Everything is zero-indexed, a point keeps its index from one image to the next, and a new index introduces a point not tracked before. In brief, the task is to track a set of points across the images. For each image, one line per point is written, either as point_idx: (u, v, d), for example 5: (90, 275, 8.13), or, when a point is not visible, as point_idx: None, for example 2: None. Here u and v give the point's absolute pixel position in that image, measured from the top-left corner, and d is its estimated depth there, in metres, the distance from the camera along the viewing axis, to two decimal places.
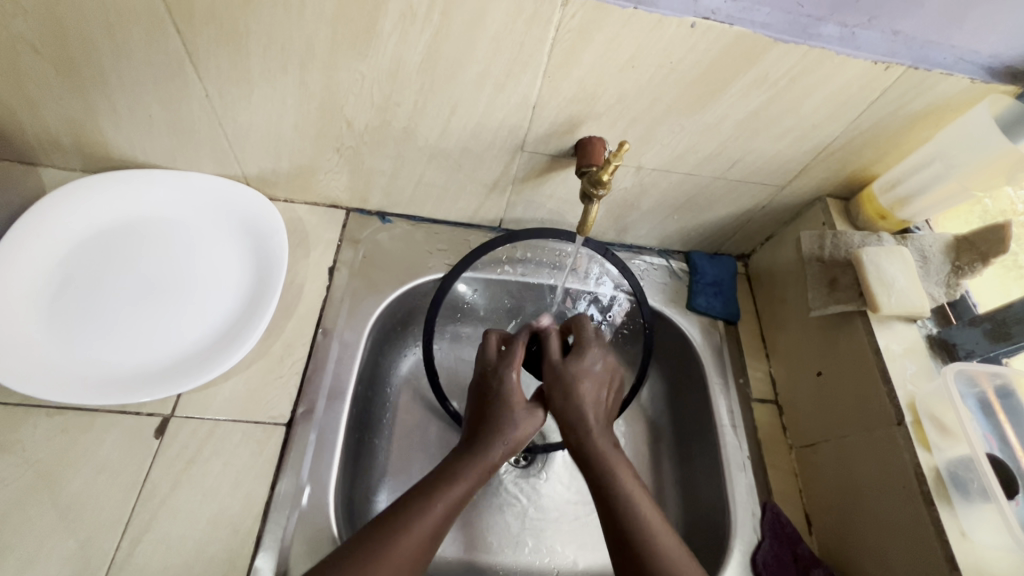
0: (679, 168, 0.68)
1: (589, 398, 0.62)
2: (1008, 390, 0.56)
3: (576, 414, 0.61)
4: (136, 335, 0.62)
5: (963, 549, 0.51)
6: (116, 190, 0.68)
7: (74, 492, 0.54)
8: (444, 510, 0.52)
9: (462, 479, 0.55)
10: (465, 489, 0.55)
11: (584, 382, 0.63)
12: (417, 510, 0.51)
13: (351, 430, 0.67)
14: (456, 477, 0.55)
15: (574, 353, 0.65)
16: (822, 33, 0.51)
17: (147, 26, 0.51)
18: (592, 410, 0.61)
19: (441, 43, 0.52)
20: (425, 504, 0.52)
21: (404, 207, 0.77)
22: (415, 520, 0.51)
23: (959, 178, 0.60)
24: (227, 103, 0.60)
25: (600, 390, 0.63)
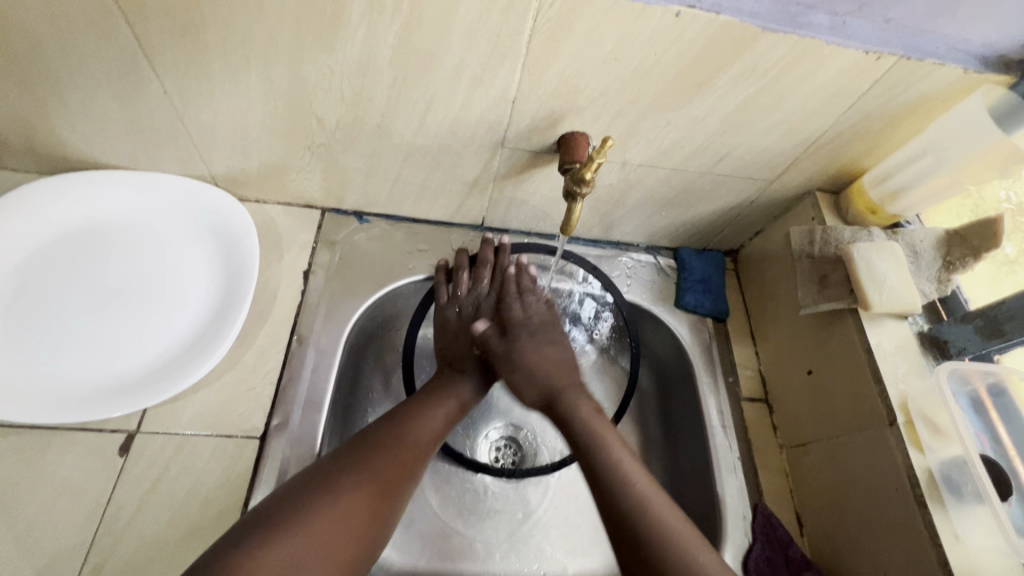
0: (666, 163, 0.66)
1: (547, 369, 0.64)
2: (1000, 388, 0.55)
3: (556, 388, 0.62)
4: (99, 347, 0.59)
5: (957, 553, 0.50)
6: (72, 192, 0.64)
7: (32, 516, 0.51)
8: (442, 419, 0.58)
9: (453, 397, 0.61)
10: (457, 406, 0.61)
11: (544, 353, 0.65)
12: (406, 424, 0.55)
13: (331, 439, 0.65)
14: (449, 397, 0.61)
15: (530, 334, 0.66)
16: (813, 22, 0.49)
17: (95, 19, 0.47)
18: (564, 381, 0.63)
19: (413, 35, 0.49)
20: (420, 414, 0.57)
21: (381, 206, 0.74)
22: (412, 424, 0.55)
23: (950, 171, 0.59)
24: (188, 99, 0.56)
25: (553, 361, 0.65)
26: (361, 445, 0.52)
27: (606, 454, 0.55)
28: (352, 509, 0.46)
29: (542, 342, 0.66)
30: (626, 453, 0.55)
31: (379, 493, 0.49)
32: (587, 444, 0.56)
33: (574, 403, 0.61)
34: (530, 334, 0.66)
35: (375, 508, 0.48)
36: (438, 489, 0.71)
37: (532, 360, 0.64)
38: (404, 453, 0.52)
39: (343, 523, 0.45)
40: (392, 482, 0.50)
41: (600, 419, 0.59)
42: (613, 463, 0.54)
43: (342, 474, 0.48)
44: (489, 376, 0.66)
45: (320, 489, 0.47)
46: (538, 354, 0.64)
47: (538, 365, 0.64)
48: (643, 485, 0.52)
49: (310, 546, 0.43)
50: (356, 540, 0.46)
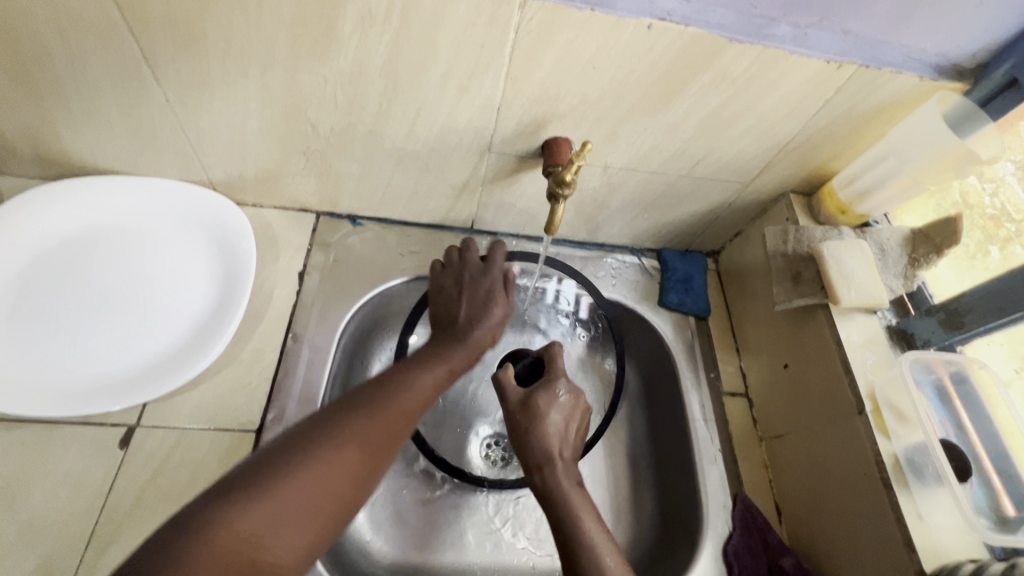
0: (645, 166, 0.69)
1: (555, 429, 0.59)
2: (961, 375, 0.59)
3: (543, 451, 0.57)
4: (99, 345, 0.61)
5: (920, 532, 0.52)
6: (75, 197, 0.66)
7: (35, 506, 0.53)
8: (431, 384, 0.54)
9: (447, 361, 0.57)
10: (450, 370, 0.57)
11: (549, 412, 0.60)
12: (395, 389, 0.51)
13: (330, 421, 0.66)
14: (442, 361, 0.57)
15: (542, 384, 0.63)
16: (776, 34, 0.52)
17: (102, 30, 0.50)
18: (562, 446, 0.58)
19: (402, 46, 0.52)
20: (410, 377, 0.54)
21: (374, 209, 0.77)
22: (402, 387, 0.52)
23: (912, 173, 0.62)
24: (188, 107, 0.59)
25: (570, 419, 0.62)
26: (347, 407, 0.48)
27: (574, 531, 0.50)
28: (334, 469, 0.44)
29: (563, 397, 0.62)
30: (595, 524, 0.51)
31: (362, 454, 0.46)
32: (561, 518, 0.52)
33: (559, 470, 0.56)
34: (545, 390, 0.62)
35: (356, 474, 0.45)
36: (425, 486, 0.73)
37: (547, 419, 0.60)
38: (387, 419, 0.49)
39: (321, 492, 0.42)
40: (378, 445, 0.47)
41: (579, 493, 0.54)
42: (582, 539, 0.50)
43: (326, 437, 0.45)
44: (485, 341, 0.61)
45: (299, 451, 0.43)
46: (558, 409, 0.61)
47: (556, 423, 0.60)
48: (612, 565, 0.47)
49: (290, 503, 0.40)
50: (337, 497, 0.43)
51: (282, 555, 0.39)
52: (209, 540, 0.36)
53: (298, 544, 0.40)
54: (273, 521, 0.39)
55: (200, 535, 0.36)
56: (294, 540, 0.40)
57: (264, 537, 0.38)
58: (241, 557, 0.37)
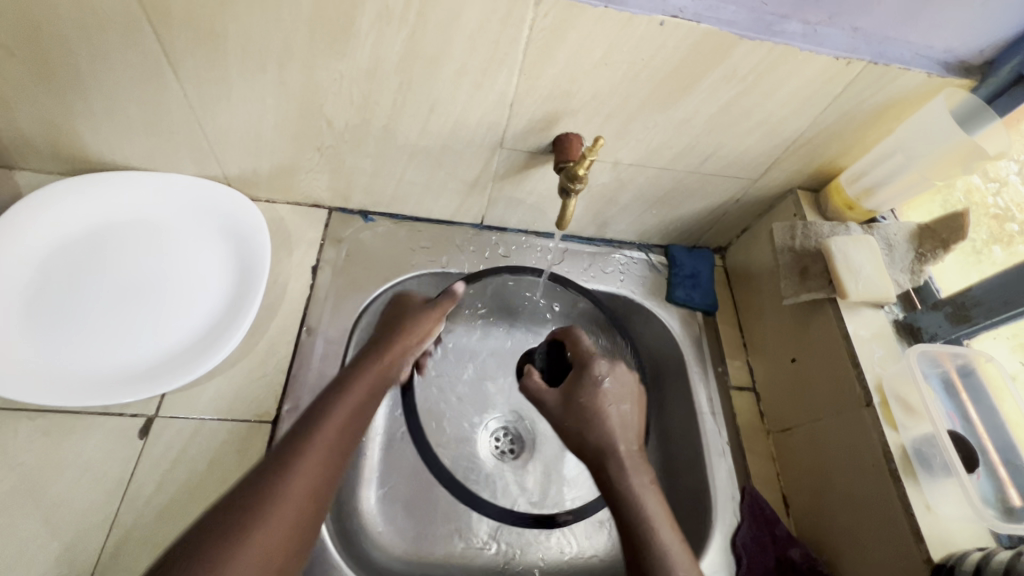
0: (655, 162, 0.70)
1: (616, 423, 0.56)
2: (968, 368, 0.60)
3: (604, 445, 0.55)
4: (118, 337, 0.62)
5: (928, 521, 0.53)
6: (93, 193, 0.67)
7: (58, 494, 0.54)
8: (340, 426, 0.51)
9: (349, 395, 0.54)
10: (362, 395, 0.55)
11: (602, 404, 0.58)
12: (301, 450, 0.47)
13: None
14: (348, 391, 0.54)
15: (587, 375, 0.60)
16: (786, 30, 0.53)
17: (124, 27, 0.51)
18: (623, 440, 0.55)
19: (418, 42, 0.53)
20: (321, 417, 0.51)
21: (386, 205, 0.78)
22: (316, 430, 0.49)
23: (919, 168, 0.63)
24: (206, 103, 0.60)
25: (625, 406, 0.58)
26: (256, 484, 0.44)
27: (652, 540, 0.49)
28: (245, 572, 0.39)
29: (612, 387, 0.59)
30: (671, 532, 0.50)
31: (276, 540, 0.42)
32: (632, 521, 0.50)
33: (625, 469, 0.53)
34: (592, 386, 0.59)
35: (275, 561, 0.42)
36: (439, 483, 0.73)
37: (603, 414, 0.57)
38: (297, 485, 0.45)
39: None
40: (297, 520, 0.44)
41: (646, 490, 0.53)
42: (659, 553, 0.48)
43: (235, 528, 0.41)
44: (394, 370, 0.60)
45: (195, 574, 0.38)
46: (613, 402, 0.58)
47: (614, 416, 0.57)
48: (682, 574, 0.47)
49: None
50: None
51: None
52: None
53: None
54: None
55: None
56: None
57: None
58: None
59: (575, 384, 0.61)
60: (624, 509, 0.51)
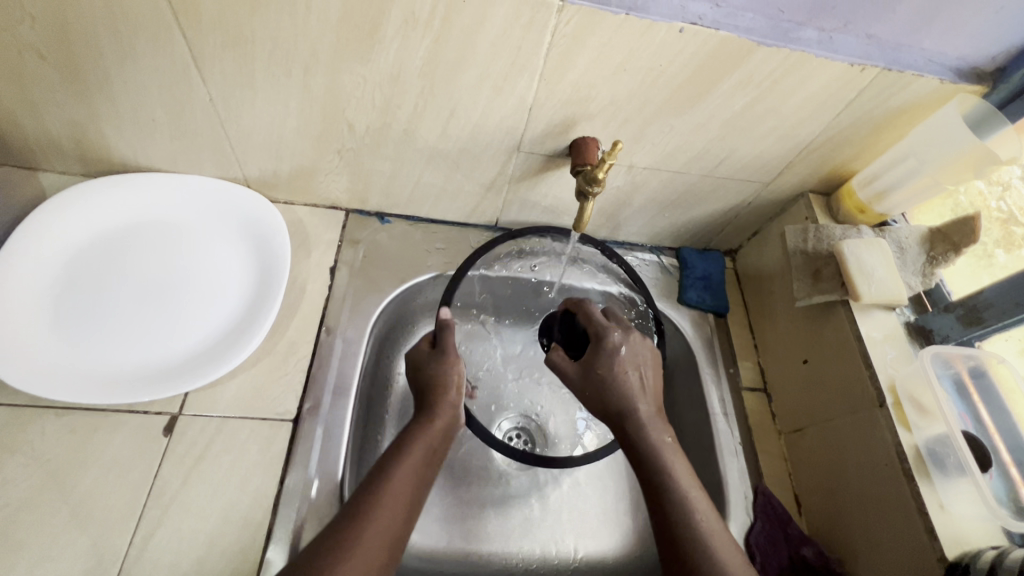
0: (669, 166, 0.71)
1: (635, 387, 0.58)
2: (980, 370, 0.60)
3: (625, 407, 0.57)
4: (141, 336, 0.63)
5: (942, 521, 0.54)
6: (116, 194, 0.68)
7: (85, 490, 0.55)
8: (396, 508, 0.50)
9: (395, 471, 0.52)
10: (424, 453, 0.55)
11: (620, 369, 0.58)
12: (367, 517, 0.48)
13: (348, 482, 0.64)
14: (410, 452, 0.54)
15: (602, 342, 0.61)
16: (802, 37, 0.54)
17: (154, 31, 0.52)
18: (642, 401, 0.57)
19: (441, 48, 0.54)
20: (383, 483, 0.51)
21: (402, 207, 0.79)
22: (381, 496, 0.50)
23: (930, 173, 0.64)
24: (230, 106, 0.61)
25: (644, 372, 0.59)
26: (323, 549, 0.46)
27: (676, 487, 0.52)
28: None
29: (627, 351, 0.60)
30: (689, 479, 0.53)
31: None
32: (655, 476, 0.53)
33: (645, 428, 0.55)
34: (609, 354, 0.59)
35: None
36: (454, 483, 0.74)
37: (619, 380, 0.58)
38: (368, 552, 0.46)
39: None
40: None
41: (669, 446, 0.55)
42: (679, 498, 0.51)
43: None
44: (442, 433, 0.58)
45: None
46: (632, 368, 0.59)
47: (632, 381, 0.58)
48: (705, 524, 0.50)
49: None
50: None
51: None
52: None
53: None
54: None
55: None
56: None
57: None
58: None
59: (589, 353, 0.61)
60: (649, 464, 0.53)
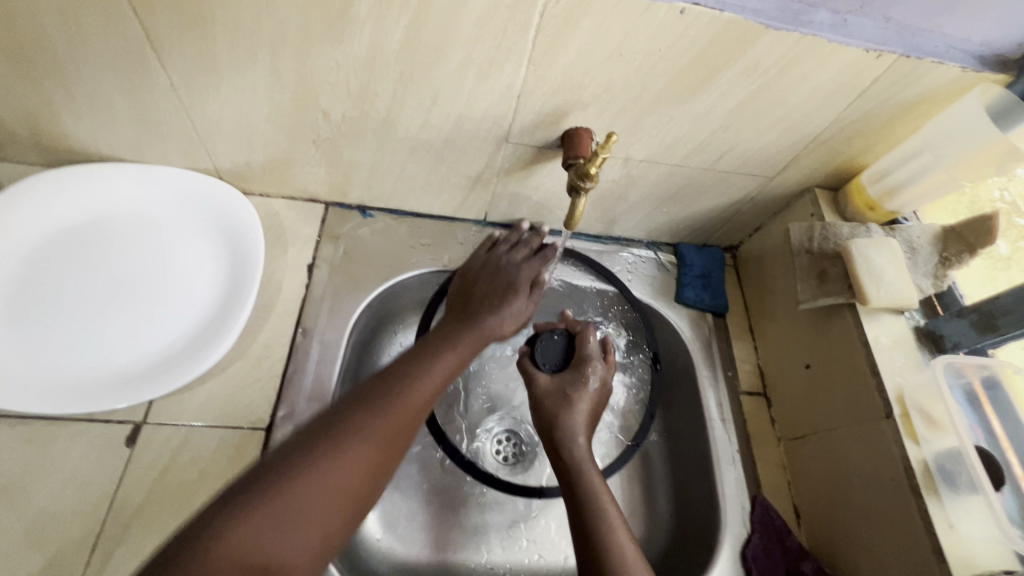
0: (667, 158, 0.66)
1: (580, 419, 0.60)
2: (994, 381, 0.57)
3: (567, 434, 0.59)
4: (105, 340, 0.59)
5: (950, 541, 0.51)
6: (79, 186, 0.64)
7: (40, 506, 0.52)
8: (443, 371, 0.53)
9: (451, 351, 0.56)
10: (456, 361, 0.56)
11: (577, 400, 0.61)
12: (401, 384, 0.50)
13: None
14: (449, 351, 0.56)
15: (574, 371, 0.64)
16: (814, 20, 0.49)
17: (103, 10, 0.47)
18: (583, 431, 0.59)
19: (420, 29, 0.49)
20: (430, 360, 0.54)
21: (385, 200, 0.74)
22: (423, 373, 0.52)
23: (947, 168, 0.60)
24: (194, 92, 0.56)
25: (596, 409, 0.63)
26: (362, 397, 0.48)
27: (593, 499, 0.52)
28: (340, 470, 0.42)
29: (587, 383, 0.63)
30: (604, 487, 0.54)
31: (372, 452, 0.44)
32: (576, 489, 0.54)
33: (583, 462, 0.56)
34: (572, 382, 0.63)
35: (369, 476, 0.44)
36: (443, 489, 0.71)
37: (575, 408, 0.61)
38: (397, 414, 0.48)
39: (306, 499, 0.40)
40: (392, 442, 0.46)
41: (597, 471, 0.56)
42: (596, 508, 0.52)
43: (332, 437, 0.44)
44: (496, 331, 0.61)
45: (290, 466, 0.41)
46: (586, 400, 0.62)
47: (583, 411, 0.61)
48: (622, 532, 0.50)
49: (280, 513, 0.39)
50: (348, 487, 0.42)
51: (286, 544, 0.38)
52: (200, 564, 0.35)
53: (303, 548, 0.39)
54: (271, 534, 0.38)
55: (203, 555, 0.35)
56: (295, 542, 0.39)
57: (267, 545, 0.37)
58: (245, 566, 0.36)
59: (566, 381, 0.64)
60: (577, 481, 0.55)
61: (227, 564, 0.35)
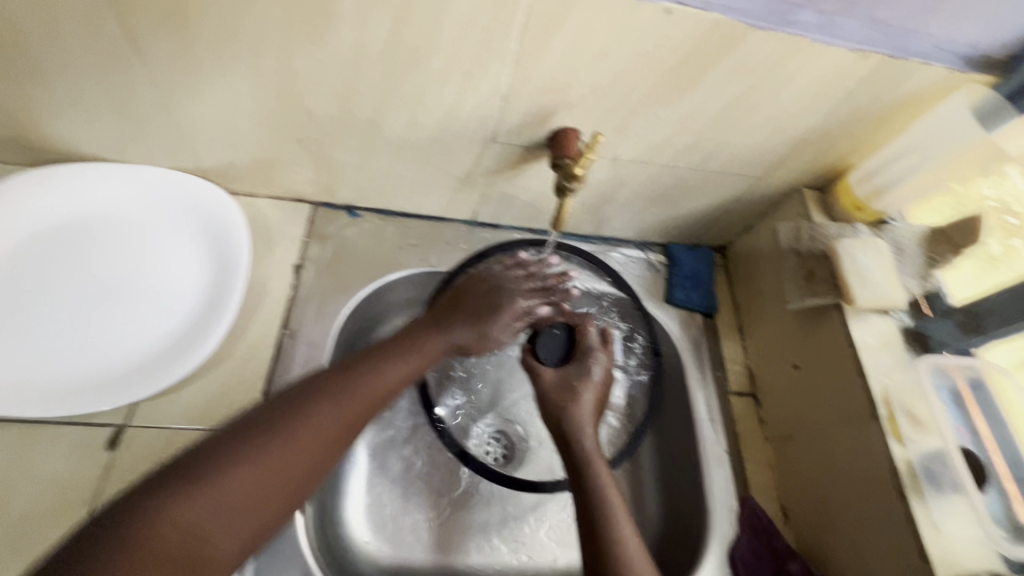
0: (655, 159, 0.66)
1: (587, 410, 0.59)
2: (978, 382, 0.59)
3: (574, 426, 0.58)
4: (87, 342, 0.58)
5: (936, 541, 0.51)
6: (60, 186, 0.63)
7: (20, 510, 0.51)
8: (404, 370, 0.53)
9: (417, 352, 0.55)
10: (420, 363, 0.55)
11: (583, 389, 0.61)
12: (358, 378, 0.50)
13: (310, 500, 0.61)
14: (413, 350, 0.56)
15: (579, 361, 0.64)
16: (800, 20, 0.49)
17: (80, 8, 0.47)
18: (591, 423, 0.58)
19: (404, 28, 0.49)
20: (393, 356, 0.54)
21: (373, 200, 0.74)
22: (383, 369, 0.52)
23: (932, 170, 0.61)
24: (176, 91, 0.56)
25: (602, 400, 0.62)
26: (318, 387, 0.48)
27: (599, 489, 0.51)
28: (285, 463, 0.42)
29: (593, 376, 0.62)
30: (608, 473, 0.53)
31: (322, 448, 0.45)
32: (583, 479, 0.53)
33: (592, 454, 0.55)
34: (579, 374, 0.62)
35: (310, 471, 0.44)
36: (431, 491, 0.71)
37: (582, 398, 0.60)
38: (351, 410, 0.47)
39: (249, 484, 0.40)
40: (339, 439, 0.46)
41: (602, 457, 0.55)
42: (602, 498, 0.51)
43: (283, 426, 0.44)
44: (467, 340, 0.60)
45: (232, 452, 0.41)
46: (591, 389, 0.61)
47: (589, 401, 0.60)
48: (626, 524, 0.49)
49: (222, 497, 0.39)
50: (293, 479, 0.42)
51: (221, 532, 0.38)
52: (139, 536, 0.35)
53: (240, 536, 0.39)
54: (209, 517, 0.38)
55: (138, 532, 0.35)
56: (235, 528, 0.39)
57: (204, 529, 0.37)
58: (179, 550, 0.36)
59: (571, 372, 0.63)
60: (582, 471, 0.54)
61: (160, 547, 0.35)
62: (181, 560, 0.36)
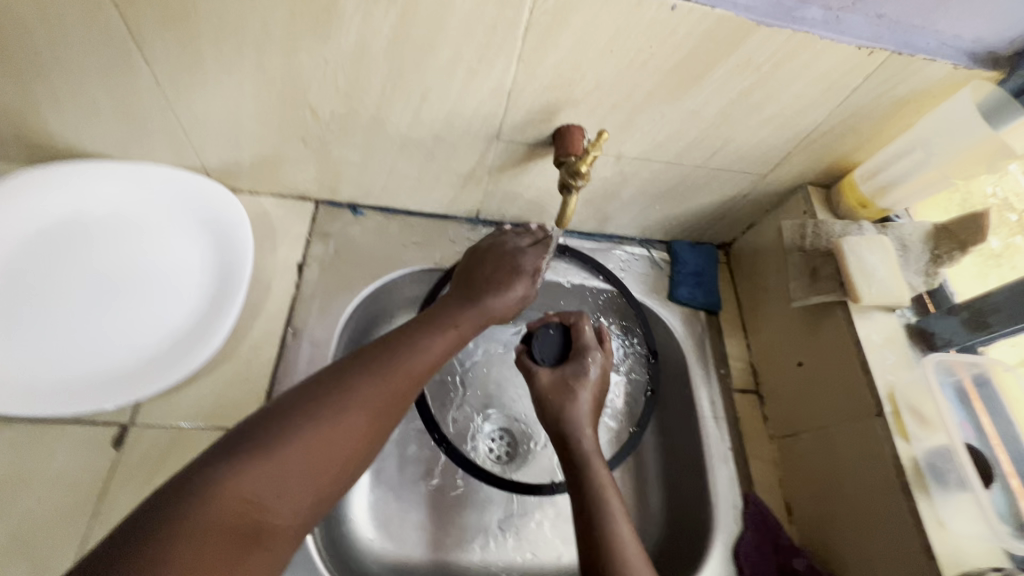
0: (660, 156, 0.66)
1: (585, 410, 0.59)
2: (984, 378, 0.58)
3: (572, 427, 0.58)
4: (90, 341, 0.58)
5: (941, 538, 0.51)
6: (61, 183, 0.62)
7: (27, 508, 0.51)
8: (443, 342, 0.53)
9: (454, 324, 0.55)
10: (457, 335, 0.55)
11: (580, 389, 0.60)
12: (401, 350, 0.50)
13: None
14: (449, 323, 0.55)
15: (574, 359, 0.63)
16: (805, 17, 0.49)
17: (84, 5, 0.46)
18: (590, 425, 0.58)
19: (409, 25, 0.48)
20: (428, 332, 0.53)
21: (376, 197, 0.73)
22: (424, 341, 0.52)
23: (938, 166, 0.60)
24: (179, 89, 0.55)
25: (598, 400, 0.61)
26: (362, 360, 0.48)
27: (592, 485, 0.52)
28: (334, 436, 0.43)
29: (589, 375, 0.62)
30: (603, 469, 0.54)
31: (372, 417, 0.45)
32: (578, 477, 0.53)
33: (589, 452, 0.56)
34: (573, 372, 0.62)
35: (362, 438, 0.44)
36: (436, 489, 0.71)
37: (576, 399, 0.59)
38: (396, 381, 0.48)
39: (301, 456, 0.41)
40: (386, 409, 0.46)
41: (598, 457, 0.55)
42: (597, 494, 0.51)
43: (324, 400, 0.44)
44: (500, 312, 0.60)
45: (276, 430, 0.41)
46: (588, 389, 0.61)
47: (585, 401, 0.60)
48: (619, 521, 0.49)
49: (278, 470, 0.40)
50: (346, 453, 0.43)
51: (281, 503, 0.39)
52: (206, 509, 0.36)
53: (300, 507, 0.40)
54: (264, 487, 0.39)
55: (201, 504, 0.36)
56: (294, 496, 0.40)
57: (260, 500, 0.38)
58: (239, 522, 0.37)
59: (566, 372, 0.62)
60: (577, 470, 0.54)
61: (224, 515, 0.36)
62: (241, 532, 0.37)
